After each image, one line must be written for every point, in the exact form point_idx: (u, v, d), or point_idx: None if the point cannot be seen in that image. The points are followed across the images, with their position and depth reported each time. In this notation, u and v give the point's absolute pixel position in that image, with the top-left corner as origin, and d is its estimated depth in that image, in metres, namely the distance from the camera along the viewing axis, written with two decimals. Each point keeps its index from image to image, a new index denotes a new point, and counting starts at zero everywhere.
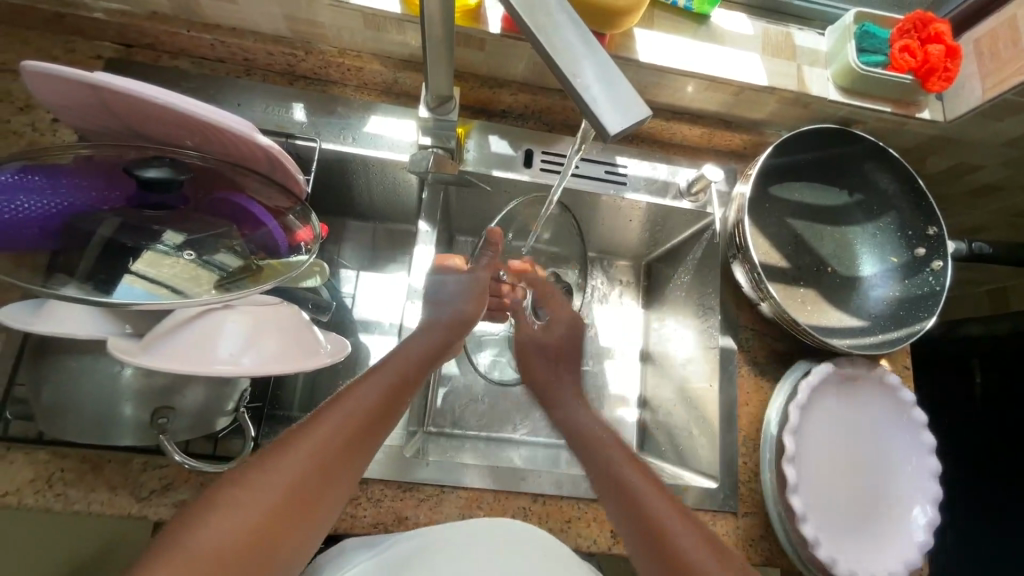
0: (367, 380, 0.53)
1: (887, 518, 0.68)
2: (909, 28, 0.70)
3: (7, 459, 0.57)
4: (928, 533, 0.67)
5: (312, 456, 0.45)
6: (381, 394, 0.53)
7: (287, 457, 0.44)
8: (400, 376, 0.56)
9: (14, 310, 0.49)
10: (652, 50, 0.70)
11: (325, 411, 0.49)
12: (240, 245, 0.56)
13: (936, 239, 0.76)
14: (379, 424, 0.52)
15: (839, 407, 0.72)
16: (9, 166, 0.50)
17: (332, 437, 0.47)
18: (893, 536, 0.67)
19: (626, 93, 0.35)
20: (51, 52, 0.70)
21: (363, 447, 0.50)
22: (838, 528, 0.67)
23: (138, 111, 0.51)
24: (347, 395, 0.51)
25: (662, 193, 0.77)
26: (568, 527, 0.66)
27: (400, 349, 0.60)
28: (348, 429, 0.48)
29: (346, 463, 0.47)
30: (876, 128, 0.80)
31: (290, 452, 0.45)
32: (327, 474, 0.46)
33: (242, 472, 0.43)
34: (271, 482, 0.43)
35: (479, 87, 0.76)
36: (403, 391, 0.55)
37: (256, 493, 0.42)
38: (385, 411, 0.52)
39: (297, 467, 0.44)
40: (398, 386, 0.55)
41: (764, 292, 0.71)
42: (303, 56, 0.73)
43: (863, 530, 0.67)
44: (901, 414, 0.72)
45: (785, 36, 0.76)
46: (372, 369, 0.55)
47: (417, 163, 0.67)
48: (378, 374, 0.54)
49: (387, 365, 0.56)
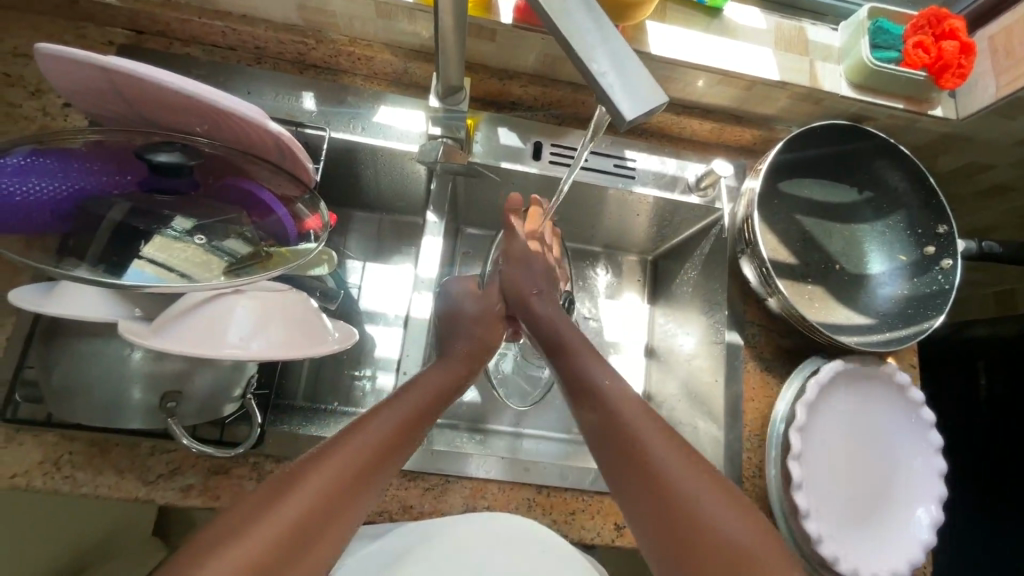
0: (382, 413, 0.51)
1: (896, 517, 0.69)
2: (924, 24, 0.69)
3: (16, 441, 0.57)
4: (932, 532, 0.68)
5: (322, 490, 0.42)
6: (397, 426, 0.50)
7: (294, 493, 0.41)
8: (418, 411, 0.53)
9: (25, 292, 0.49)
10: (665, 43, 0.70)
11: (336, 441, 0.47)
12: (250, 231, 0.57)
13: (946, 238, 0.75)
14: (395, 455, 0.49)
15: (844, 411, 0.72)
16: (20, 149, 0.50)
17: (342, 471, 0.44)
18: (899, 536, 0.68)
19: (644, 80, 0.35)
20: (64, 38, 0.70)
21: (375, 479, 0.47)
22: (844, 529, 0.67)
23: (150, 95, 0.51)
24: (361, 425, 0.49)
25: (670, 187, 0.77)
26: (572, 519, 0.66)
27: (417, 382, 0.57)
28: (361, 463, 0.45)
29: (356, 498, 0.45)
30: (887, 125, 0.80)
31: (297, 488, 0.42)
32: (336, 509, 0.43)
33: (247, 511, 0.40)
34: (279, 518, 0.40)
35: (489, 79, 0.76)
36: (421, 419, 0.53)
37: (262, 529, 0.39)
38: (400, 444, 0.50)
39: (304, 500, 0.41)
40: (417, 416, 0.53)
41: (773, 287, 0.71)
42: (313, 45, 0.73)
43: (866, 527, 0.68)
44: (910, 415, 0.72)
45: (797, 31, 0.76)
46: (388, 402, 0.53)
47: (427, 153, 0.68)
48: (394, 407, 0.52)
49: (404, 399, 0.54)
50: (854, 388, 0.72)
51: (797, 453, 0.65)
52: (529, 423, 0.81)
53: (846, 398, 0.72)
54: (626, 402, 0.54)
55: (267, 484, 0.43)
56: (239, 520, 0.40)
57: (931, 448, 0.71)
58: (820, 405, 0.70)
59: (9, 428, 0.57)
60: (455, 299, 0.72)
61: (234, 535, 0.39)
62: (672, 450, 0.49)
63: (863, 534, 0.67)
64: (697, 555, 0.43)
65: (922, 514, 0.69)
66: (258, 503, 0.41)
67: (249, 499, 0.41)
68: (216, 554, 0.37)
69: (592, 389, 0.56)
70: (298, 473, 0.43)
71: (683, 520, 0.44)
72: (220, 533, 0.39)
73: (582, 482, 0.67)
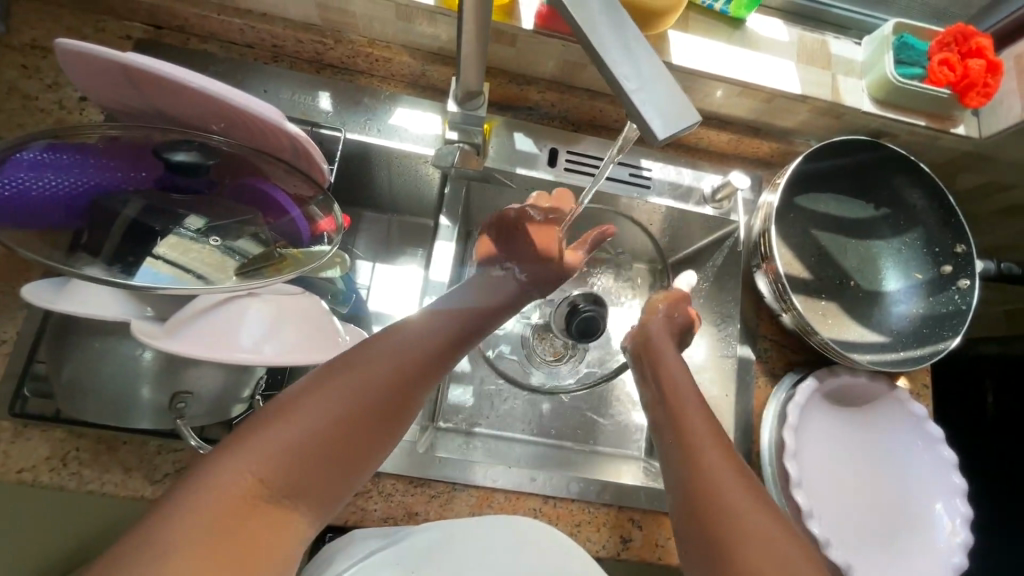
0: (371, 358, 0.48)
1: (920, 534, 0.68)
2: (950, 41, 0.68)
3: (24, 435, 0.57)
4: (963, 554, 0.66)
5: (328, 423, 0.43)
6: (394, 372, 0.48)
7: (251, 453, 0.40)
8: (421, 351, 0.51)
9: (39, 287, 0.48)
10: (686, 53, 0.69)
11: (341, 367, 0.46)
12: (265, 232, 0.57)
13: (963, 257, 0.75)
14: (388, 402, 0.46)
15: (847, 425, 0.72)
16: (35, 145, 0.50)
17: (323, 423, 0.43)
18: (924, 558, 0.67)
19: (676, 99, 0.35)
20: (82, 31, 0.70)
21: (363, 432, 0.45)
22: (867, 551, 0.66)
23: (168, 92, 0.51)
24: (363, 354, 0.48)
25: (685, 198, 0.76)
26: (578, 530, 0.65)
27: (419, 318, 0.54)
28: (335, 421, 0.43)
29: (367, 432, 0.45)
30: (906, 141, 0.79)
31: (255, 448, 0.40)
32: (316, 465, 0.42)
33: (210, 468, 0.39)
34: (287, 442, 0.41)
35: (507, 84, 0.75)
36: (426, 362, 0.50)
37: (275, 448, 0.41)
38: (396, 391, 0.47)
39: (312, 427, 0.42)
40: (434, 351, 0.51)
41: (787, 303, 0.71)
42: (332, 45, 0.72)
43: (890, 551, 0.67)
44: (911, 428, 0.72)
45: (821, 44, 0.75)
46: (382, 342, 0.50)
47: (443, 157, 0.68)
48: (386, 351, 0.49)
49: (403, 338, 0.51)
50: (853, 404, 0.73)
51: (792, 462, 0.65)
52: (537, 431, 0.80)
53: (844, 412, 0.73)
54: (701, 426, 0.54)
55: (276, 400, 0.44)
56: (251, 433, 0.41)
57: (946, 464, 0.70)
58: (820, 420, 0.71)
59: (17, 423, 0.57)
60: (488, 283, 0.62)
61: (252, 449, 0.40)
62: (733, 473, 0.49)
63: (885, 557, 0.66)
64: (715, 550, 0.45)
65: (950, 534, 0.67)
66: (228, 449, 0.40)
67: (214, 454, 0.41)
68: (231, 463, 0.39)
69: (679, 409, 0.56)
70: (303, 395, 0.44)
71: (727, 530, 0.45)
72: (233, 445, 0.41)
73: (588, 494, 0.66)
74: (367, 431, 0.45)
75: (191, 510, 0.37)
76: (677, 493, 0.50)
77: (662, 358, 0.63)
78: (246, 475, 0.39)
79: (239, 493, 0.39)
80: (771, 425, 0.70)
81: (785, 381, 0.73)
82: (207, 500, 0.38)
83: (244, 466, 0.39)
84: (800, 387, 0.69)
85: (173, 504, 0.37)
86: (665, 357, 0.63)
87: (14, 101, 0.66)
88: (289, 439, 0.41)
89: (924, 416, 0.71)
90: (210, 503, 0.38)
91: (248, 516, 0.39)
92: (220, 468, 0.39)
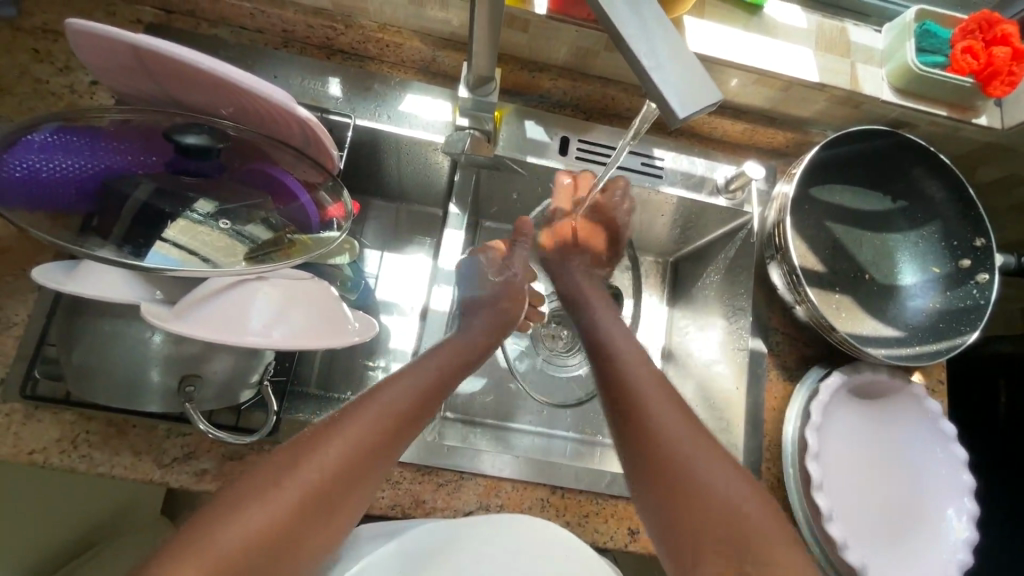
0: (384, 393, 0.51)
1: (927, 528, 0.68)
2: (974, 28, 0.66)
3: (35, 417, 0.57)
4: (969, 551, 0.66)
5: (342, 461, 0.45)
6: (402, 405, 0.51)
7: (268, 495, 0.41)
8: (429, 387, 0.54)
9: (52, 270, 0.48)
10: (701, 39, 0.67)
11: (347, 411, 0.48)
12: (273, 216, 0.56)
13: (983, 251, 0.73)
14: (398, 436, 0.49)
15: (864, 422, 0.72)
16: (46, 127, 0.49)
17: (339, 459, 0.45)
18: (930, 552, 0.67)
19: (697, 78, 0.34)
20: (93, 14, 0.70)
21: (374, 466, 0.47)
22: (872, 546, 0.66)
23: (179, 75, 0.50)
24: (368, 401, 0.49)
25: (698, 188, 0.75)
26: (586, 521, 0.65)
27: (426, 355, 0.58)
28: (350, 458, 0.45)
29: (365, 478, 0.46)
30: (927, 131, 0.78)
31: (271, 489, 0.42)
32: (328, 502, 0.43)
33: (221, 510, 0.41)
34: (297, 489, 0.42)
35: (519, 70, 0.74)
36: (432, 396, 0.54)
37: (279, 496, 0.42)
38: (405, 425, 0.50)
39: (322, 473, 0.44)
40: (435, 382, 0.55)
41: (802, 295, 0.69)
42: (342, 30, 0.72)
43: (896, 546, 0.67)
44: (921, 423, 0.71)
45: (840, 31, 0.73)
46: (390, 379, 0.53)
47: (453, 145, 0.67)
48: (396, 384, 0.52)
49: (409, 373, 0.54)
50: (868, 403, 0.72)
51: (814, 462, 0.65)
52: (544, 421, 0.79)
53: (853, 411, 0.72)
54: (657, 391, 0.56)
55: (281, 449, 0.45)
56: (262, 482, 0.42)
57: (956, 462, 0.70)
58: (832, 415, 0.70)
59: (27, 405, 0.57)
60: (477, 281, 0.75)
61: (257, 498, 0.41)
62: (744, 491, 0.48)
63: (887, 551, 0.66)
64: (687, 507, 0.47)
65: (956, 530, 0.67)
66: (240, 492, 0.42)
67: (226, 495, 0.42)
68: (235, 513, 0.40)
69: (683, 464, 0.49)
70: (314, 438, 0.45)
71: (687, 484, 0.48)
72: (244, 493, 0.41)
73: (595, 485, 0.66)
74: (364, 479, 0.46)
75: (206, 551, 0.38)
76: (647, 481, 0.50)
77: (655, 407, 0.54)
78: (247, 529, 0.40)
79: (237, 548, 0.39)
80: (793, 421, 0.70)
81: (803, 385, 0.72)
82: (203, 553, 0.38)
83: (248, 517, 0.40)
84: (822, 385, 0.68)
85: (176, 556, 0.38)
86: (661, 423, 0.52)
87: (26, 85, 0.66)
88: (306, 478, 0.43)
89: (939, 414, 0.70)
90: (214, 558, 0.38)
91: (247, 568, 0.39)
92: (222, 520, 0.40)
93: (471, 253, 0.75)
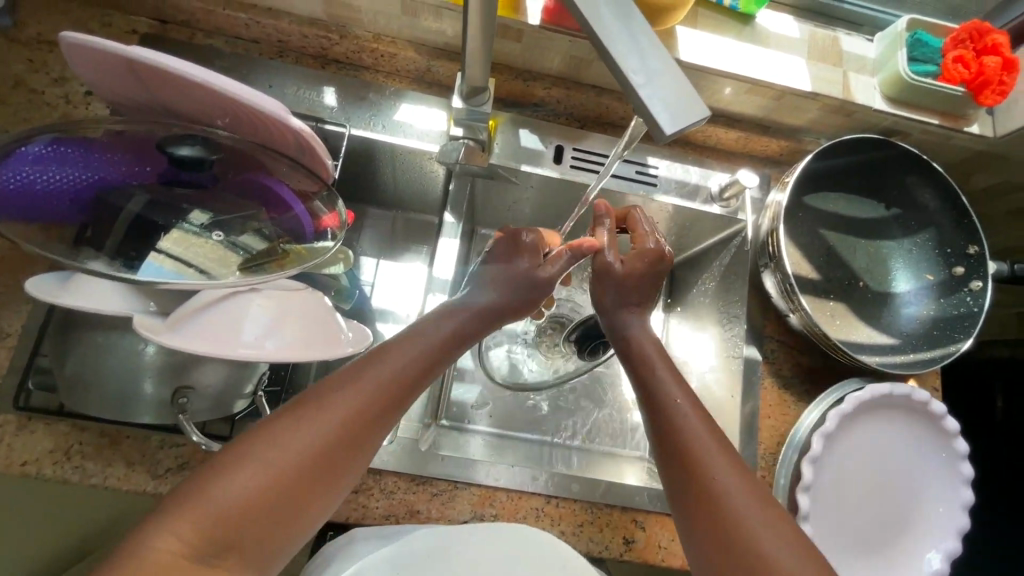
0: (385, 360, 0.50)
1: (910, 537, 0.69)
2: (965, 37, 0.67)
3: (28, 428, 0.57)
4: (945, 562, 0.67)
5: (340, 427, 0.45)
6: (403, 372, 0.50)
7: (266, 455, 0.41)
8: (433, 354, 0.53)
9: (45, 280, 0.47)
10: (695, 49, 0.68)
11: (343, 381, 0.47)
12: (267, 227, 0.56)
13: (976, 258, 0.74)
14: (397, 404, 0.49)
15: (880, 426, 0.70)
16: (40, 139, 0.49)
17: (337, 425, 0.44)
18: (907, 559, 0.68)
19: (686, 93, 0.34)
20: (89, 25, 0.70)
21: (373, 432, 0.47)
22: (852, 546, 0.67)
23: (171, 86, 0.50)
24: (369, 368, 0.49)
25: (692, 197, 0.75)
26: (580, 531, 0.65)
27: (430, 317, 0.56)
28: (348, 424, 0.45)
29: (363, 445, 0.46)
30: (920, 140, 0.78)
31: (268, 451, 0.42)
32: (325, 467, 0.43)
33: (217, 468, 0.41)
34: (294, 453, 0.42)
35: (514, 80, 0.74)
36: (435, 364, 0.53)
37: (274, 462, 0.41)
38: (405, 393, 0.49)
39: (321, 439, 0.43)
40: (438, 347, 0.54)
41: (795, 302, 0.69)
42: (337, 40, 0.72)
43: (875, 549, 0.68)
44: (936, 441, 0.71)
45: (832, 41, 0.74)
46: (391, 343, 0.52)
47: (447, 155, 0.66)
48: (398, 349, 0.51)
49: (412, 338, 0.53)
50: (890, 408, 0.70)
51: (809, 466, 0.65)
52: (539, 428, 0.79)
53: (871, 416, 0.70)
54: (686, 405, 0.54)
55: (277, 413, 0.44)
56: (258, 443, 0.42)
57: (959, 479, 0.70)
58: (850, 424, 0.69)
59: (20, 417, 0.57)
60: (486, 281, 0.61)
61: (254, 459, 0.41)
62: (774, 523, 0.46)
63: (865, 551, 0.68)
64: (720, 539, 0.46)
65: (939, 543, 0.68)
66: (237, 452, 0.41)
67: (222, 455, 0.42)
68: (228, 477, 0.40)
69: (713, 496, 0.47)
70: (313, 403, 0.45)
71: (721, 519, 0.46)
72: (240, 454, 0.41)
73: (592, 494, 0.66)
74: (358, 447, 0.46)
75: (201, 509, 0.38)
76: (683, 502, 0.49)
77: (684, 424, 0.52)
78: (242, 491, 0.40)
79: (232, 509, 0.39)
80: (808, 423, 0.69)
81: (828, 396, 0.70)
82: (195, 515, 0.38)
83: (245, 479, 0.40)
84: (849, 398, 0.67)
85: (170, 514, 0.38)
86: (694, 437, 0.51)
87: (21, 95, 0.67)
88: (302, 442, 0.43)
89: (956, 432, 0.70)
90: (209, 517, 0.38)
91: (239, 532, 0.39)
92: (217, 481, 0.40)
93: (501, 245, 0.64)
